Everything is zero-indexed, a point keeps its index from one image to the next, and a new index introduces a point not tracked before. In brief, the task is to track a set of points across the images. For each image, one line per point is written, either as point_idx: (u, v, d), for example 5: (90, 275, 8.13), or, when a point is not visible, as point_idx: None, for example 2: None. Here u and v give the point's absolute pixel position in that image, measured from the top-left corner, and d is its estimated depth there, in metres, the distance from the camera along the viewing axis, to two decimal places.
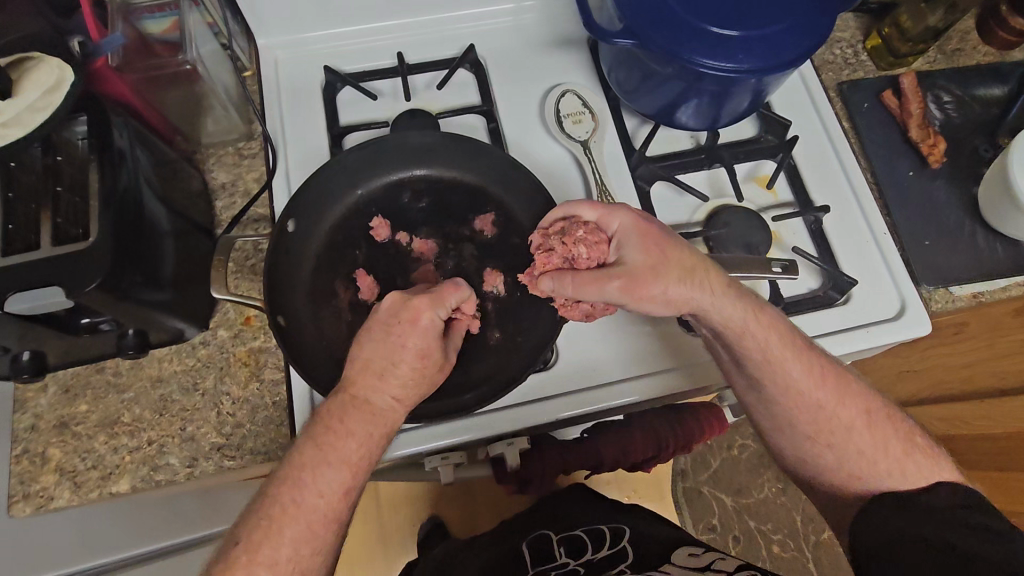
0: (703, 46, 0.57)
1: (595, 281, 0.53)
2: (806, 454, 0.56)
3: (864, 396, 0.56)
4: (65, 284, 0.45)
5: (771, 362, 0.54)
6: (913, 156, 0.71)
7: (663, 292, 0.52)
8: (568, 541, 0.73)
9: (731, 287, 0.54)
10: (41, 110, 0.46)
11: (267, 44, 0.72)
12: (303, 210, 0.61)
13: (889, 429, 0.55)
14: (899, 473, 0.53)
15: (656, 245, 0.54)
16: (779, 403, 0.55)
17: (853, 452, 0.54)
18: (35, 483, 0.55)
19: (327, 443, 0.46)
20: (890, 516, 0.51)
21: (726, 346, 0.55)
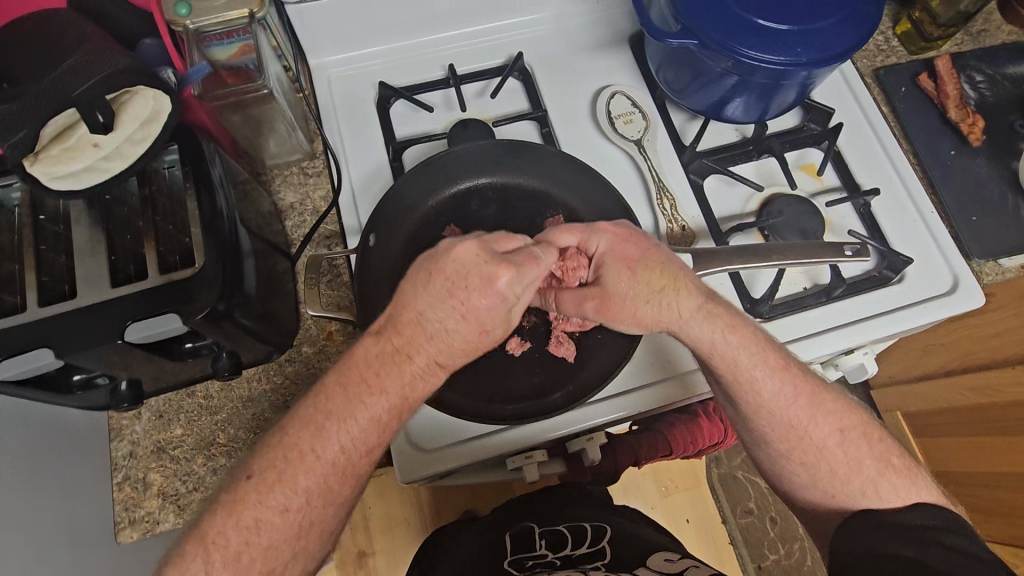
0: (759, 41, 0.58)
1: (572, 301, 0.57)
2: (782, 469, 0.57)
3: (840, 415, 0.56)
4: (179, 311, 0.46)
5: (741, 384, 0.55)
6: (952, 135, 0.74)
7: (634, 313, 0.55)
8: (550, 534, 0.74)
9: (701, 308, 0.54)
10: (139, 142, 0.48)
11: (320, 64, 0.74)
12: (381, 223, 0.63)
13: (864, 448, 0.55)
14: (873, 491, 0.53)
15: (629, 267, 0.55)
16: (752, 420, 0.56)
17: (826, 470, 0.55)
18: (140, 508, 0.56)
19: (361, 398, 0.46)
20: (858, 535, 0.51)
21: (702, 361, 0.57)
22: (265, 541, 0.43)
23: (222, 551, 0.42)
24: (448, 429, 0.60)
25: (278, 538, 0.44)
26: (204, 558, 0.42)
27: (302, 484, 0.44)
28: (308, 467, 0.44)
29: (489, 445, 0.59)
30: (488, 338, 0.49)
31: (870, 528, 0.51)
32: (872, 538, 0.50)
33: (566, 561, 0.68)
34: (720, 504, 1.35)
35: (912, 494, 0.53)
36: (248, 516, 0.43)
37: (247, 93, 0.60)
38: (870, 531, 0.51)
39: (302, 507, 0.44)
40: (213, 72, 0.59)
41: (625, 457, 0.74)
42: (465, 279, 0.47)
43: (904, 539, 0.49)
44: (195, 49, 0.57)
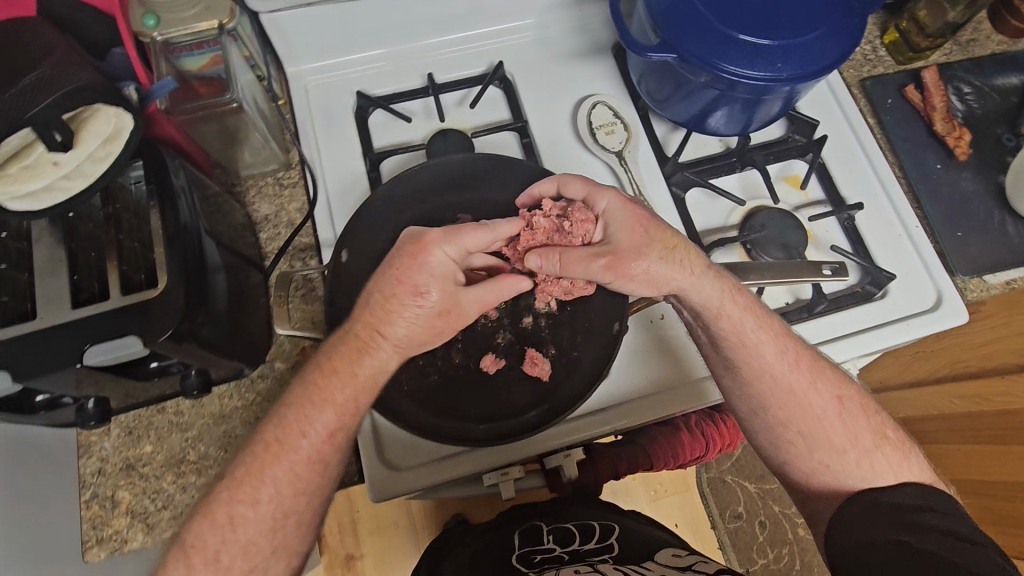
0: (739, 56, 0.57)
1: (581, 259, 0.55)
2: (778, 443, 0.57)
3: (839, 383, 0.57)
4: (139, 334, 0.45)
5: (743, 344, 0.56)
6: (939, 148, 0.73)
7: (648, 269, 0.55)
8: (559, 532, 0.73)
9: (710, 269, 0.57)
10: (100, 160, 0.47)
11: (297, 72, 0.72)
12: (355, 238, 0.62)
13: (861, 418, 0.56)
14: (867, 464, 0.53)
15: (642, 227, 0.56)
16: (748, 386, 0.57)
17: (822, 441, 0.55)
18: (108, 527, 0.56)
19: (315, 382, 0.49)
20: (859, 517, 0.50)
21: (705, 326, 0.58)
22: (243, 537, 0.44)
23: (201, 555, 0.43)
24: (421, 446, 0.59)
25: (254, 532, 0.44)
26: (183, 562, 0.42)
27: (274, 475, 0.45)
28: (274, 458, 0.46)
29: (462, 464, 0.58)
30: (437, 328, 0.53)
31: (868, 517, 0.50)
32: (871, 528, 0.49)
33: (574, 556, 0.67)
34: (708, 507, 1.35)
35: (903, 470, 0.53)
36: (223, 513, 0.44)
37: (219, 106, 0.58)
38: (867, 517, 0.50)
39: (273, 499, 0.45)
40: (183, 83, 0.59)
41: (605, 472, 0.72)
42: (401, 249, 0.51)
43: (903, 529, 0.47)
44: (164, 60, 0.56)
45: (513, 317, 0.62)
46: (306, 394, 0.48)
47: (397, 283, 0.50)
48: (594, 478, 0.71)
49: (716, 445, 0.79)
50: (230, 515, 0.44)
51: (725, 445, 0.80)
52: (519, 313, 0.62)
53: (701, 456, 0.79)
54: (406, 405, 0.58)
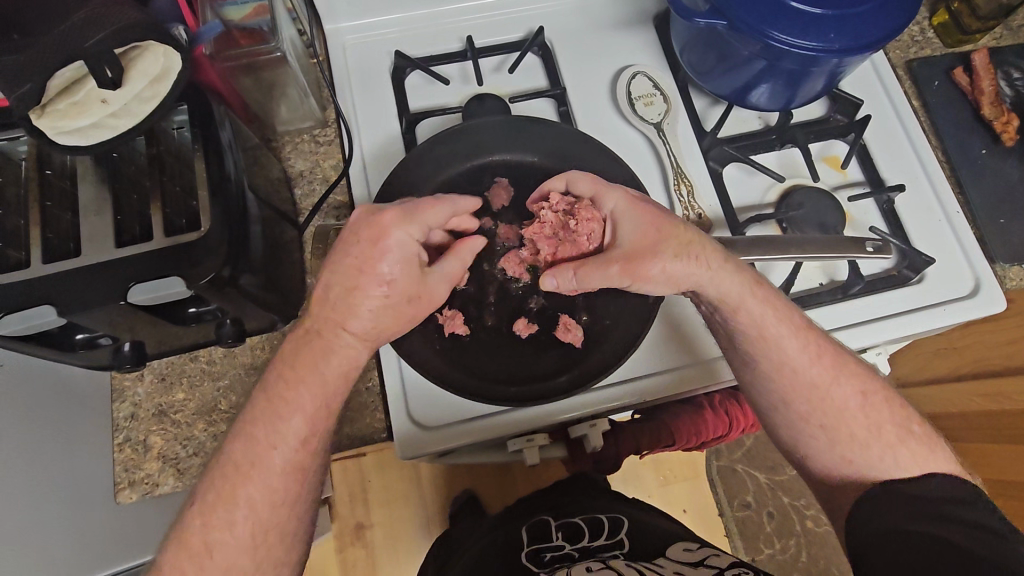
0: (790, 25, 0.56)
1: (597, 267, 0.56)
2: (799, 434, 0.56)
3: (862, 378, 0.55)
4: (182, 274, 0.45)
5: (763, 338, 0.55)
6: (984, 133, 0.72)
7: (664, 271, 0.54)
8: (567, 527, 0.79)
9: (728, 263, 0.55)
10: (147, 100, 0.47)
11: (336, 30, 0.72)
12: (390, 197, 0.62)
13: (885, 413, 0.54)
14: (892, 458, 0.52)
15: (653, 221, 0.55)
16: (770, 380, 0.56)
17: (844, 433, 0.54)
18: (140, 470, 0.56)
19: (280, 396, 0.47)
20: (883, 506, 0.49)
21: (724, 320, 0.57)
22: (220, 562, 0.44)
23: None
24: (449, 407, 0.59)
25: (231, 555, 0.44)
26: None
27: (245, 496, 0.45)
28: (244, 480, 0.45)
29: (489, 426, 0.58)
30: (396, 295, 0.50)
31: (892, 505, 0.49)
32: (893, 516, 0.48)
33: (583, 551, 0.73)
34: (717, 495, 1.35)
35: (926, 460, 0.51)
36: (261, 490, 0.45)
37: (260, 55, 0.59)
38: (890, 505, 0.49)
39: (247, 519, 0.45)
40: (227, 33, 0.57)
41: (627, 447, 0.73)
42: (357, 236, 0.50)
43: (925, 517, 0.47)
44: (208, 9, 0.56)
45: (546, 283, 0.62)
46: (269, 409, 0.47)
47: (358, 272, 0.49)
48: (614, 452, 0.72)
49: (738, 425, 0.79)
50: (205, 542, 0.44)
51: (747, 426, 0.80)
52: None
53: (724, 435, 0.78)
54: (436, 363, 0.58)
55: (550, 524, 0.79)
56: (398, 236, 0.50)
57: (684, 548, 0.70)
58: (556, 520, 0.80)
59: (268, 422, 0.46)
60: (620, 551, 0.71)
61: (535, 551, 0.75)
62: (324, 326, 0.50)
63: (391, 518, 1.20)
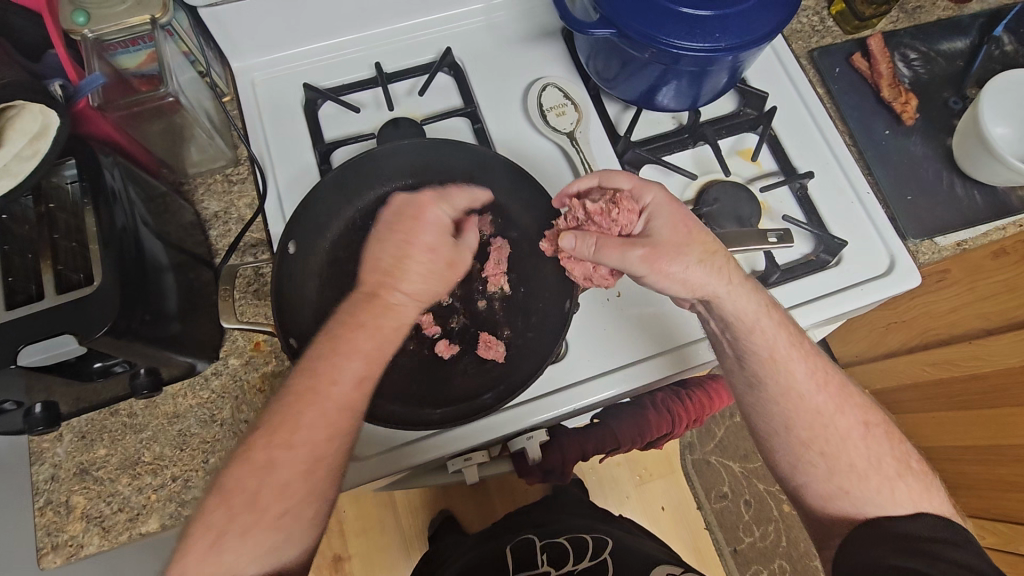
0: (677, 28, 0.58)
1: (618, 246, 0.53)
2: (798, 463, 0.56)
3: (864, 409, 0.57)
4: (76, 331, 0.44)
5: (774, 361, 0.55)
6: (887, 114, 0.74)
7: (681, 274, 0.54)
8: (550, 548, 0.79)
9: (748, 283, 0.56)
10: (30, 158, 0.46)
11: (244, 68, 0.72)
12: (303, 230, 0.62)
13: (885, 445, 0.56)
14: (890, 492, 0.53)
15: (687, 225, 0.55)
16: (774, 401, 0.56)
17: (846, 463, 0.54)
18: (63, 533, 0.54)
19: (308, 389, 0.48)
20: (868, 542, 0.51)
21: (733, 338, 0.57)
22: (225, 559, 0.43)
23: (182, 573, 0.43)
24: (379, 436, 0.58)
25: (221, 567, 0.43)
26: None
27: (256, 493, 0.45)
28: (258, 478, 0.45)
29: (423, 450, 0.58)
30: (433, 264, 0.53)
31: (878, 540, 0.51)
32: (881, 551, 0.50)
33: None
34: (693, 489, 1.36)
35: (924, 500, 0.53)
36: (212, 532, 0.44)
37: (156, 101, 0.58)
38: (876, 541, 0.51)
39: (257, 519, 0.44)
40: (122, 81, 0.58)
41: (573, 454, 0.72)
42: (403, 217, 0.53)
43: (907, 553, 0.48)
44: (97, 58, 0.55)
45: (467, 301, 0.62)
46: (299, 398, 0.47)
47: (406, 245, 0.52)
48: (561, 461, 0.71)
49: (684, 421, 0.78)
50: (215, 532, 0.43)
51: (693, 420, 0.80)
52: (472, 297, 0.62)
53: (670, 432, 0.78)
54: None
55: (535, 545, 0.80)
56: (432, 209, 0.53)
57: None
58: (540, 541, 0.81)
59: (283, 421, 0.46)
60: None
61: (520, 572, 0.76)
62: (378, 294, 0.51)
63: (368, 547, 1.18)
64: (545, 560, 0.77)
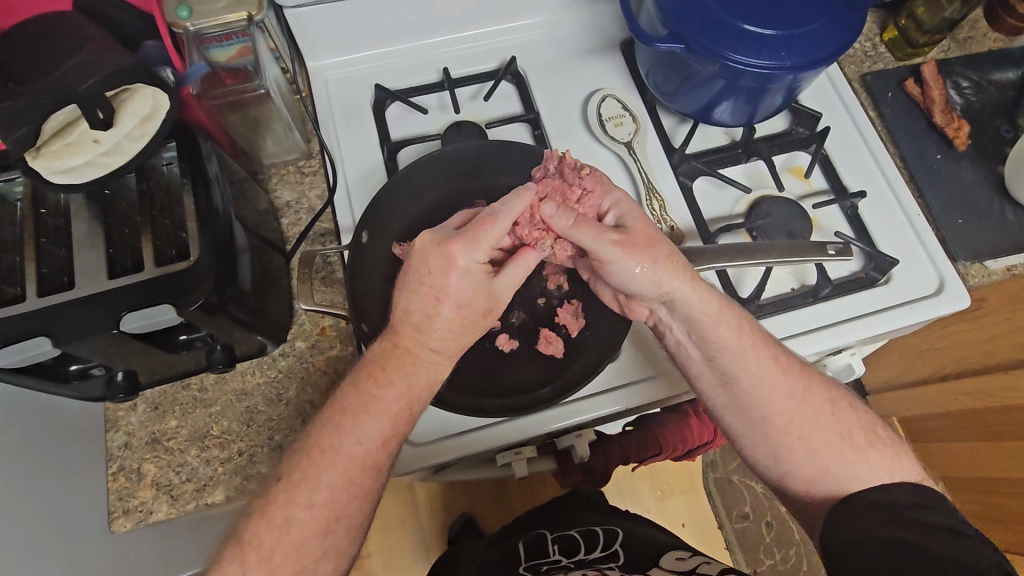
0: (744, 46, 0.60)
1: (593, 225, 0.54)
2: (779, 452, 0.56)
3: (828, 386, 0.57)
4: (172, 301, 0.47)
5: (733, 357, 0.55)
6: (939, 140, 0.75)
7: (649, 268, 0.54)
8: (563, 540, 0.82)
9: (710, 287, 0.57)
10: (139, 138, 0.50)
11: (318, 67, 0.75)
12: (373, 222, 0.64)
13: (851, 417, 0.56)
14: (865, 464, 0.54)
15: (652, 228, 0.57)
16: (747, 396, 0.56)
17: (821, 439, 0.55)
18: (134, 498, 0.57)
19: (370, 391, 0.50)
20: (853, 516, 0.51)
21: (698, 338, 0.56)
22: None
23: (256, 552, 0.45)
24: (437, 422, 0.60)
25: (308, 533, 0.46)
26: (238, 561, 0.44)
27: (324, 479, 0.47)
28: (328, 465, 0.47)
29: (479, 440, 0.60)
30: (471, 314, 0.53)
31: (859, 512, 0.51)
32: (869, 525, 0.50)
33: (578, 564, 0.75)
34: (715, 506, 1.35)
35: (896, 466, 0.54)
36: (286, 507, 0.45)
37: (245, 93, 0.62)
38: (859, 516, 0.51)
39: (327, 502, 0.47)
40: (212, 72, 0.60)
41: (617, 457, 0.74)
42: (426, 267, 0.51)
43: (892, 522, 0.49)
44: (196, 51, 0.59)
45: (526, 299, 0.64)
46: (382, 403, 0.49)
47: (433, 300, 0.52)
48: (604, 462, 0.73)
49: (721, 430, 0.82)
50: None
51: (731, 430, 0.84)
52: (532, 297, 0.65)
53: (707, 441, 0.82)
54: None
55: (547, 538, 0.83)
56: (467, 260, 0.51)
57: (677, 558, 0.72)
58: (553, 535, 0.84)
59: (356, 413, 0.49)
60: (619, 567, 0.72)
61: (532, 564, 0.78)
62: (412, 345, 0.52)
63: (391, 543, 1.19)
64: (556, 551, 0.80)
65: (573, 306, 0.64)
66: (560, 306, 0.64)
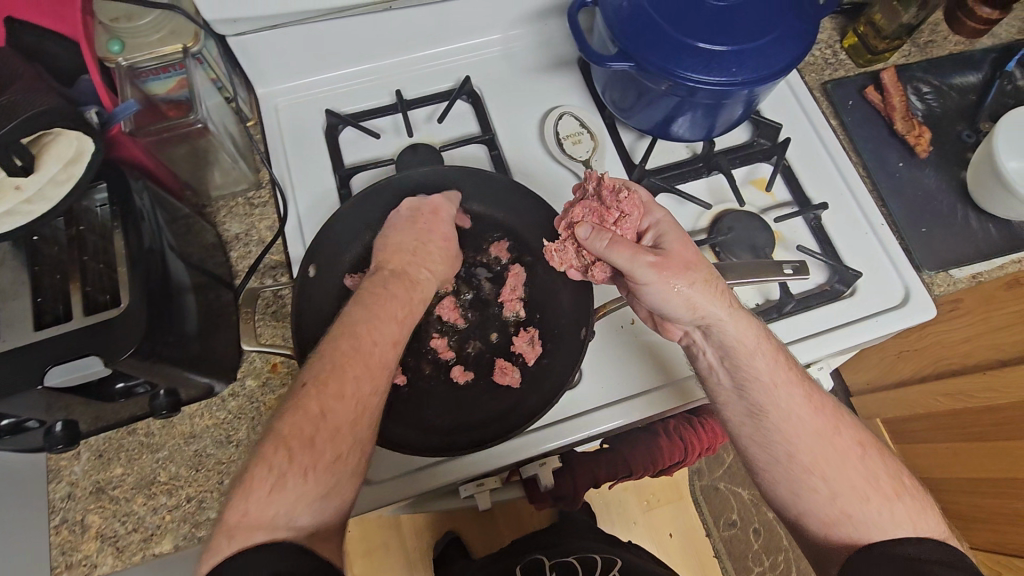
0: (695, 62, 0.59)
1: (631, 247, 0.54)
2: (798, 488, 0.54)
3: (859, 430, 0.56)
4: (102, 354, 0.45)
5: (769, 385, 0.55)
6: (901, 146, 0.74)
7: (686, 291, 0.54)
8: (561, 567, 0.79)
9: (746, 312, 0.57)
10: (62, 182, 0.47)
11: (267, 93, 0.74)
12: (323, 253, 0.63)
13: (880, 462, 0.55)
14: (890, 513, 0.52)
15: (690, 249, 0.56)
16: (775, 429, 0.55)
17: (844, 485, 0.53)
18: (78, 552, 0.55)
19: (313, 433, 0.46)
20: (865, 557, 0.49)
21: (731, 364, 0.56)
22: None
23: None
24: (392, 459, 0.59)
25: None
26: None
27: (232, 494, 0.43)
28: None
29: (437, 475, 0.58)
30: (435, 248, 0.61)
31: (873, 553, 0.49)
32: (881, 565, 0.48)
33: None
34: (702, 516, 1.34)
35: (922, 520, 0.52)
36: None
37: (183, 128, 0.59)
38: (871, 556, 0.49)
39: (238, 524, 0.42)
40: (151, 105, 0.60)
41: (584, 481, 0.73)
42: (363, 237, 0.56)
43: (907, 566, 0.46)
44: (130, 84, 0.58)
45: (483, 328, 0.63)
46: None
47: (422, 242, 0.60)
48: (573, 488, 0.72)
49: (697, 449, 0.79)
50: None
51: (705, 449, 0.80)
52: (489, 325, 0.63)
53: (683, 461, 0.79)
54: (378, 419, 0.57)
55: (544, 564, 0.80)
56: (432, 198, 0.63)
57: None
58: (550, 561, 0.81)
59: None
60: None
61: None
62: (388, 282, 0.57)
63: (371, 570, 1.17)
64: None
65: (530, 334, 0.62)
66: (516, 333, 0.63)
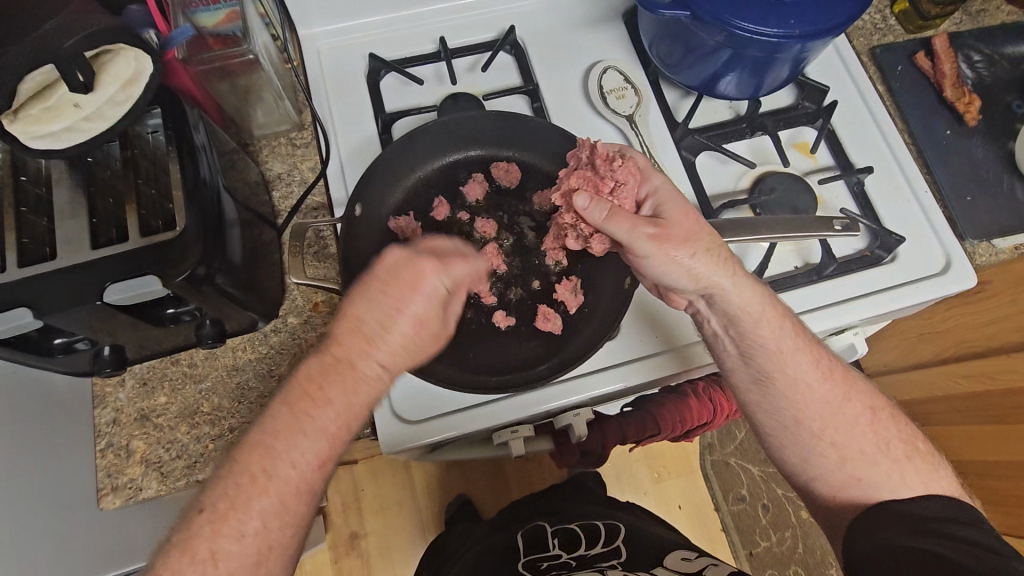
0: (751, 12, 0.58)
1: (631, 217, 0.52)
2: (809, 455, 0.55)
3: (869, 394, 0.56)
4: (158, 272, 0.45)
5: (774, 355, 0.54)
6: (948, 114, 0.74)
7: (687, 261, 0.52)
8: (564, 535, 0.81)
9: (752, 280, 0.55)
10: (121, 103, 0.47)
11: (310, 35, 0.73)
12: (367, 194, 0.63)
13: (891, 429, 0.55)
14: (899, 475, 0.52)
15: (692, 216, 0.54)
16: (782, 397, 0.55)
17: (846, 446, 0.54)
18: (123, 475, 0.56)
19: None
20: (878, 525, 0.50)
21: (735, 332, 0.55)
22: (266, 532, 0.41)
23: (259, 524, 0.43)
24: (430, 399, 0.59)
25: None
26: None
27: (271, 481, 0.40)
28: None
29: (472, 419, 0.58)
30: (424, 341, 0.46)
31: (889, 521, 0.50)
32: (898, 534, 0.49)
33: (580, 563, 0.75)
34: (713, 491, 1.34)
35: (934, 482, 0.52)
36: None
37: (232, 58, 0.59)
38: (886, 524, 0.50)
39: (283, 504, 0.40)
40: (198, 36, 0.57)
41: (613, 437, 0.73)
42: (397, 278, 0.45)
43: (921, 534, 0.48)
44: (181, 14, 0.56)
45: (524, 276, 0.63)
46: None
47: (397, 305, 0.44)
48: (601, 444, 0.73)
49: (723, 412, 0.81)
50: None
51: (729, 412, 0.82)
52: (530, 272, 0.63)
53: (709, 422, 0.81)
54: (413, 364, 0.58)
55: (547, 531, 0.82)
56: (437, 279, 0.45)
57: (682, 558, 0.71)
58: (552, 527, 0.83)
59: None
60: (619, 562, 0.73)
61: (531, 560, 0.77)
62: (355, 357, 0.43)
63: (385, 525, 1.19)
64: (557, 546, 0.80)
65: (572, 282, 0.62)
66: (559, 282, 0.63)
